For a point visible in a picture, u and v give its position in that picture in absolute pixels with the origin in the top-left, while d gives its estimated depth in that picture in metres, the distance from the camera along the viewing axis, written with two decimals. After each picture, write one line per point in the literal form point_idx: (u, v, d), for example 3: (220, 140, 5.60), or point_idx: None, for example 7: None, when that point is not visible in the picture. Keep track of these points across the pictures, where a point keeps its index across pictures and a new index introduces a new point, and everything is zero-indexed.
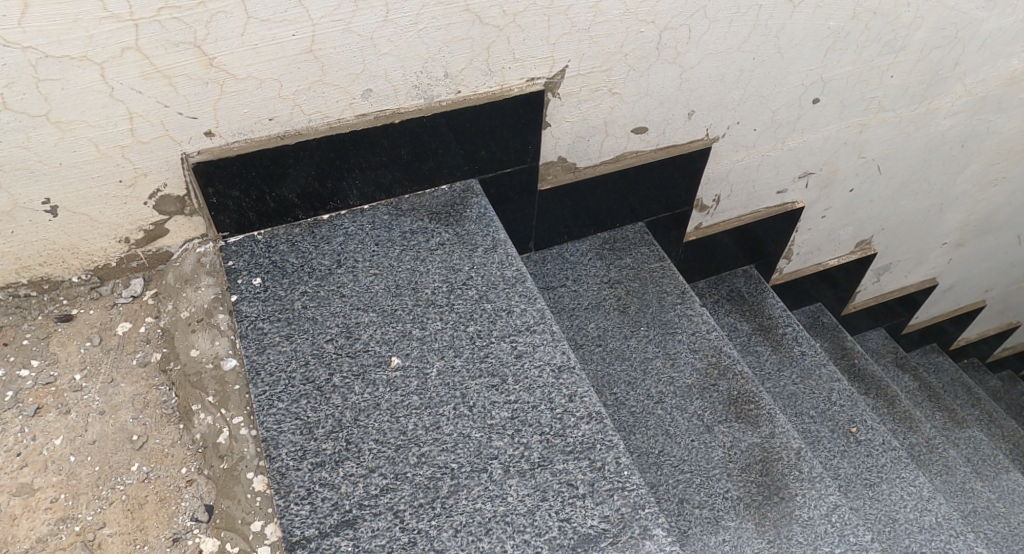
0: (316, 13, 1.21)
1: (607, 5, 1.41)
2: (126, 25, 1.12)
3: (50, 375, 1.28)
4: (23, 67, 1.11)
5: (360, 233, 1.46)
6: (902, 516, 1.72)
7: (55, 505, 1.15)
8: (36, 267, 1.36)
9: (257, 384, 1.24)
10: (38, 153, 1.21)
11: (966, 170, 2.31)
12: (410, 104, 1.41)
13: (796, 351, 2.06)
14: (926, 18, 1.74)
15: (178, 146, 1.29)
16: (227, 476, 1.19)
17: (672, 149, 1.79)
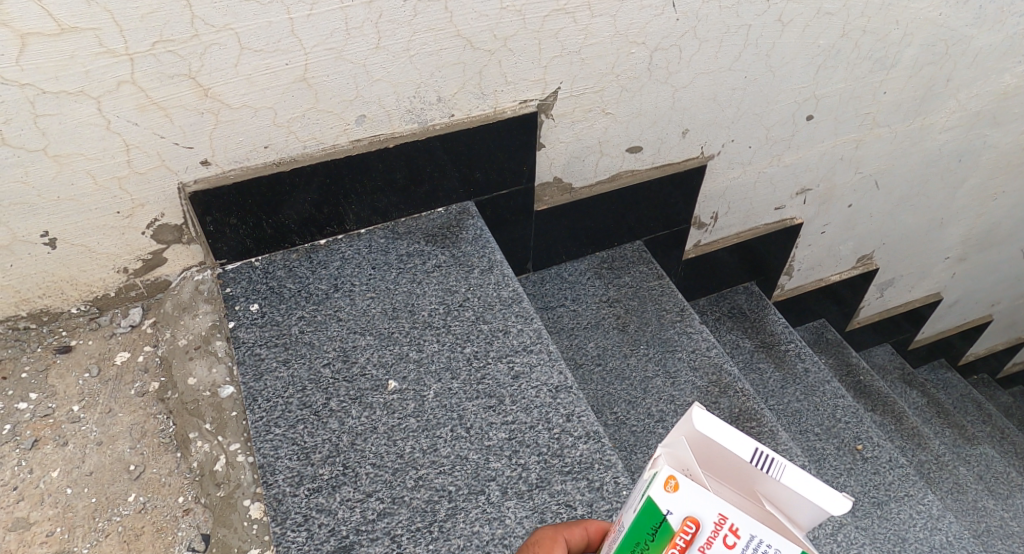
0: (308, 42, 1.23)
1: (597, 28, 1.43)
2: (122, 59, 1.14)
3: (49, 407, 1.29)
4: (21, 103, 1.13)
5: (356, 257, 1.47)
6: (911, 535, 1.65)
7: (51, 538, 1.14)
8: (35, 299, 1.37)
9: (255, 410, 1.24)
10: (36, 187, 1.23)
11: (966, 184, 2.30)
12: (404, 128, 1.42)
13: (799, 368, 2.05)
14: (916, 34, 1.75)
15: (175, 176, 1.31)
16: (224, 504, 1.18)
17: (667, 167, 1.79)
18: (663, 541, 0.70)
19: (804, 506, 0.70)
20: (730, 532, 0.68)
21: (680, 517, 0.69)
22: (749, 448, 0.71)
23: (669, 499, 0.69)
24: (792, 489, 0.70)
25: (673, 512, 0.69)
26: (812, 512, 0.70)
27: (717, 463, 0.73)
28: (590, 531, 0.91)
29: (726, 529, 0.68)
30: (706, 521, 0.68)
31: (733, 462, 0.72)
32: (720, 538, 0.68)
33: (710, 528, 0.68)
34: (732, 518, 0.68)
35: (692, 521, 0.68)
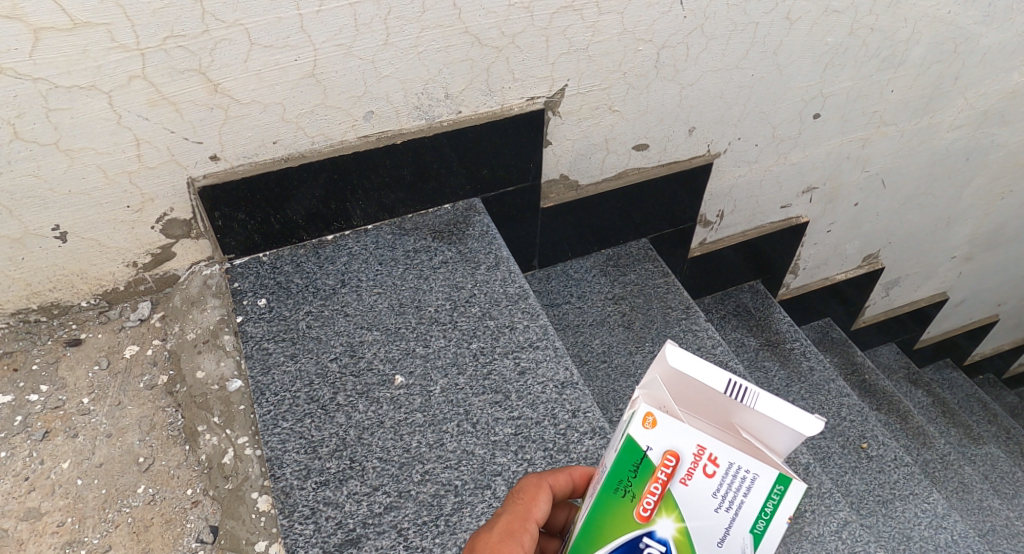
0: (318, 38, 1.24)
1: (605, 25, 1.43)
2: (133, 54, 1.15)
3: (59, 399, 1.30)
4: (33, 97, 1.14)
5: (364, 253, 1.48)
6: (916, 534, 1.64)
7: (62, 528, 1.15)
8: (46, 292, 1.38)
9: (263, 404, 1.25)
10: (48, 181, 1.24)
11: (973, 183, 2.30)
12: (412, 124, 1.43)
13: (804, 366, 2.06)
14: (924, 32, 1.75)
15: (184, 171, 1.31)
16: (232, 496, 1.19)
17: (674, 165, 1.80)
18: (645, 476, 0.76)
19: (778, 430, 0.76)
20: (709, 462, 0.74)
21: (660, 453, 0.75)
22: (724, 379, 0.76)
23: (649, 436, 0.74)
24: (767, 415, 0.75)
25: (653, 449, 0.75)
26: (786, 434, 0.76)
27: (692, 397, 0.78)
28: (574, 477, 0.93)
29: (705, 459, 0.74)
30: (686, 454, 0.74)
31: (709, 394, 0.77)
32: (700, 468, 0.74)
33: (689, 460, 0.74)
34: (711, 449, 0.74)
35: (672, 454, 0.74)
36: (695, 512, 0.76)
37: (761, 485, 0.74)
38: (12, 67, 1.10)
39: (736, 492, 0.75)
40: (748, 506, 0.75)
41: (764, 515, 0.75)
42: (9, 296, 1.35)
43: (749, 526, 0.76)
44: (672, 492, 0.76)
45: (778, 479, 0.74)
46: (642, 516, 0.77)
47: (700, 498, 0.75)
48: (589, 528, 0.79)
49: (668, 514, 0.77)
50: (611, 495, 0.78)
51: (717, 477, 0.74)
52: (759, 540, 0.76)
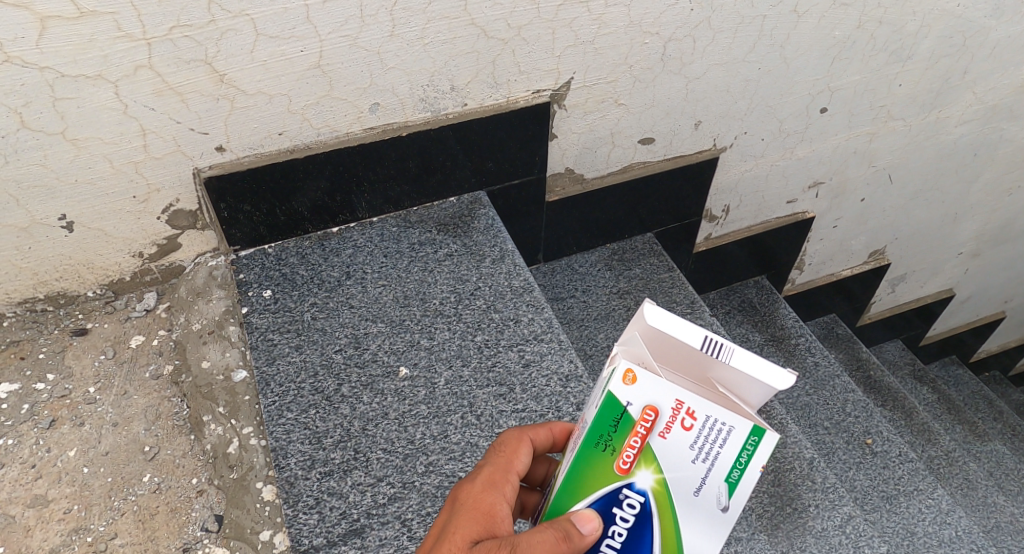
0: (323, 29, 1.23)
1: (612, 18, 1.42)
2: (139, 44, 1.15)
3: (66, 388, 1.31)
4: (40, 86, 1.14)
5: (369, 245, 1.48)
6: (921, 529, 1.64)
7: (69, 516, 1.16)
8: (52, 281, 1.38)
9: (267, 394, 1.26)
10: (55, 170, 1.24)
11: (980, 179, 2.28)
12: (417, 117, 1.43)
13: (809, 362, 2.07)
14: (933, 26, 1.74)
15: (190, 162, 1.32)
16: (237, 485, 1.20)
17: (679, 159, 1.79)
18: (625, 431, 0.78)
19: (752, 385, 0.79)
20: (687, 416, 0.76)
21: (639, 408, 0.76)
22: (701, 336, 0.79)
23: (628, 392, 0.76)
24: (742, 371, 0.79)
25: (633, 405, 0.77)
26: (759, 389, 0.79)
27: (671, 353, 0.81)
28: (555, 432, 0.95)
29: (682, 413, 0.76)
30: (664, 408, 0.76)
31: (687, 350, 0.80)
32: (678, 422, 0.76)
33: (668, 414, 0.76)
34: (688, 403, 0.76)
35: (652, 409, 0.76)
36: (672, 464, 0.78)
37: (737, 437, 0.76)
38: (19, 56, 1.10)
39: (713, 444, 0.76)
40: (724, 457, 0.77)
41: (739, 465, 0.77)
42: (16, 285, 1.36)
43: (724, 476, 0.77)
44: (651, 446, 0.78)
45: (754, 430, 0.75)
46: (621, 469, 0.79)
47: (678, 451, 0.77)
48: (569, 481, 0.81)
49: (647, 467, 0.79)
50: (592, 450, 0.80)
51: (694, 430, 0.76)
52: (733, 489, 0.78)
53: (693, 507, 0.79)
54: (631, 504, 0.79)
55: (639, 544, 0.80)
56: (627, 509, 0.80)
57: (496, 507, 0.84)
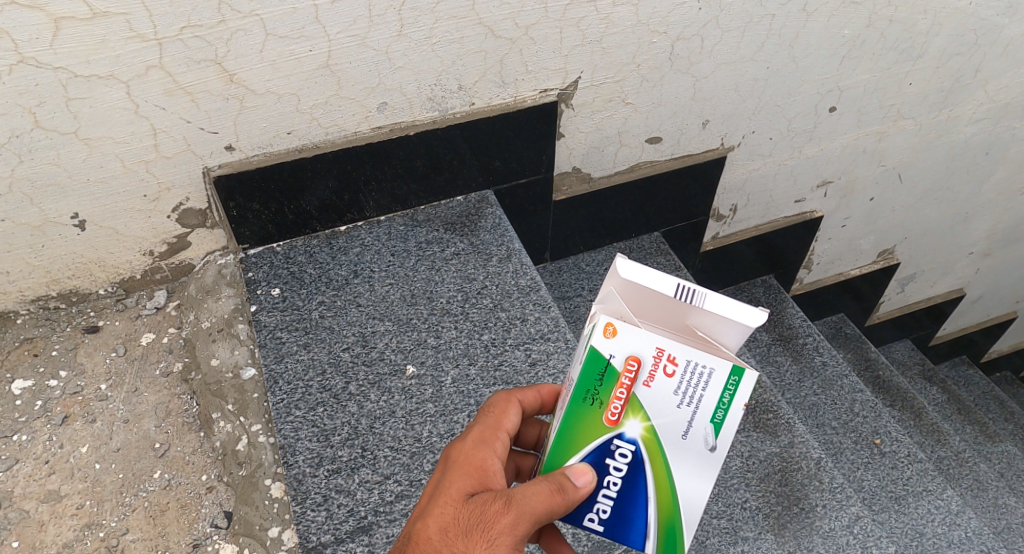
0: (332, 29, 1.24)
1: (620, 17, 1.42)
2: (150, 44, 1.16)
3: (78, 385, 1.32)
4: (53, 86, 1.15)
5: (376, 244, 1.49)
6: (929, 530, 1.62)
7: (81, 511, 1.18)
8: (65, 280, 1.40)
9: (276, 392, 1.27)
10: (67, 169, 1.25)
11: (991, 178, 2.27)
12: (424, 116, 1.43)
13: (817, 362, 2.06)
14: (944, 24, 1.73)
15: (200, 161, 1.33)
16: (246, 482, 1.21)
17: (687, 158, 1.79)
18: (611, 383, 0.83)
19: (726, 326, 0.82)
20: (669, 362, 0.81)
21: (622, 360, 0.82)
22: (674, 284, 0.82)
23: (610, 345, 0.81)
24: (716, 313, 0.81)
25: (616, 356, 0.82)
26: (734, 329, 0.83)
27: (647, 305, 0.84)
28: (542, 393, 0.96)
29: (664, 359, 0.81)
30: (646, 357, 0.81)
31: (662, 299, 0.83)
32: (660, 369, 0.82)
33: (650, 362, 0.81)
34: (669, 350, 0.81)
35: (634, 359, 0.81)
36: (659, 411, 0.83)
37: (718, 378, 0.81)
38: (33, 56, 1.11)
39: (695, 388, 0.81)
40: (708, 398, 0.81)
41: (722, 405, 0.81)
42: (29, 283, 1.37)
43: (708, 417, 0.82)
44: (636, 395, 0.83)
45: (733, 370, 0.80)
46: (611, 421, 0.84)
47: (663, 397, 0.82)
48: (561, 437, 0.85)
49: (635, 416, 0.84)
50: (581, 405, 0.84)
51: (677, 375, 0.82)
52: (719, 429, 0.82)
53: (683, 450, 0.84)
54: (623, 453, 0.85)
55: (634, 489, 0.86)
56: (620, 458, 0.85)
57: (488, 462, 0.86)
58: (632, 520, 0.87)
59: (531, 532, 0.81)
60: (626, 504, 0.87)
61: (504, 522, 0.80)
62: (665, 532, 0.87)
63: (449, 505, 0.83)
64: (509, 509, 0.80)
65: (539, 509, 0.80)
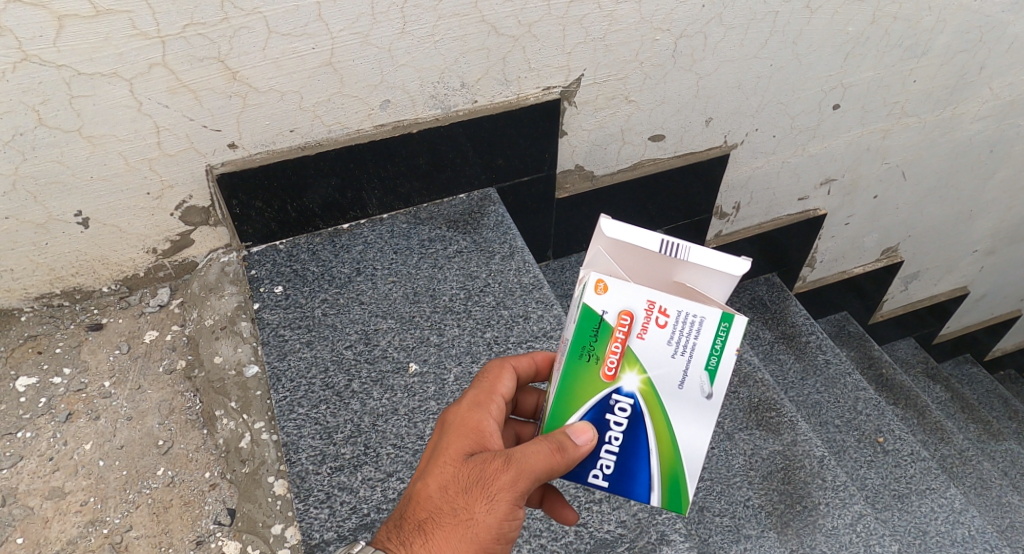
0: (335, 27, 1.24)
1: (622, 14, 1.42)
2: (154, 42, 1.16)
3: (82, 382, 1.32)
4: (57, 84, 1.16)
5: (379, 242, 1.49)
6: (932, 528, 1.62)
7: (85, 508, 1.18)
8: (68, 277, 1.40)
9: (279, 390, 1.27)
10: (71, 167, 1.25)
11: (996, 176, 2.26)
12: (427, 114, 1.43)
13: (820, 359, 2.05)
14: (948, 21, 1.72)
15: (203, 159, 1.33)
16: (249, 480, 1.21)
17: (689, 156, 1.79)
18: (605, 338, 0.85)
19: (712, 277, 0.85)
20: (660, 314, 0.84)
21: (615, 314, 0.84)
22: (657, 240, 0.84)
23: (602, 301, 0.84)
24: (701, 265, 0.84)
25: (609, 312, 0.84)
26: (719, 280, 0.85)
27: (634, 262, 0.86)
28: (536, 360, 1.01)
29: (656, 311, 0.84)
30: (638, 310, 0.84)
31: (647, 256, 0.85)
32: (653, 321, 0.84)
33: (642, 315, 0.84)
34: (659, 302, 0.83)
35: (626, 313, 0.84)
36: (654, 362, 0.85)
37: (709, 325, 0.83)
38: (37, 54, 1.12)
39: (688, 337, 0.83)
40: (700, 346, 0.83)
41: (715, 352, 0.83)
42: (33, 281, 1.38)
43: (703, 364, 0.84)
44: (632, 348, 0.85)
45: (723, 317, 0.82)
46: (608, 376, 0.86)
47: (657, 348, 0.84)
48: (561, 395, 0.87)
49: (631, 369, 0.85)
50: (577, 362, 0.86)
51: (669, 326, 0.84)
52: (714, 376, 0.84)
53: (680, 400, 0.86)
54: (622, 408, 0.87)
55: (635, 442, 0.88)
56: (619, 413, 0.87)
57: (485, 423, 0.90)
58: (636, 472, 0.89)
59: (532, 487, 0.85)
60: (628, 457, 0.89)
61: (504, 479, 0.85)
62: (669, 482, 0.89)
63: (449, 465, 0.88)
64: (509, 467, 0.85)
65: (539, 468, 0.83)
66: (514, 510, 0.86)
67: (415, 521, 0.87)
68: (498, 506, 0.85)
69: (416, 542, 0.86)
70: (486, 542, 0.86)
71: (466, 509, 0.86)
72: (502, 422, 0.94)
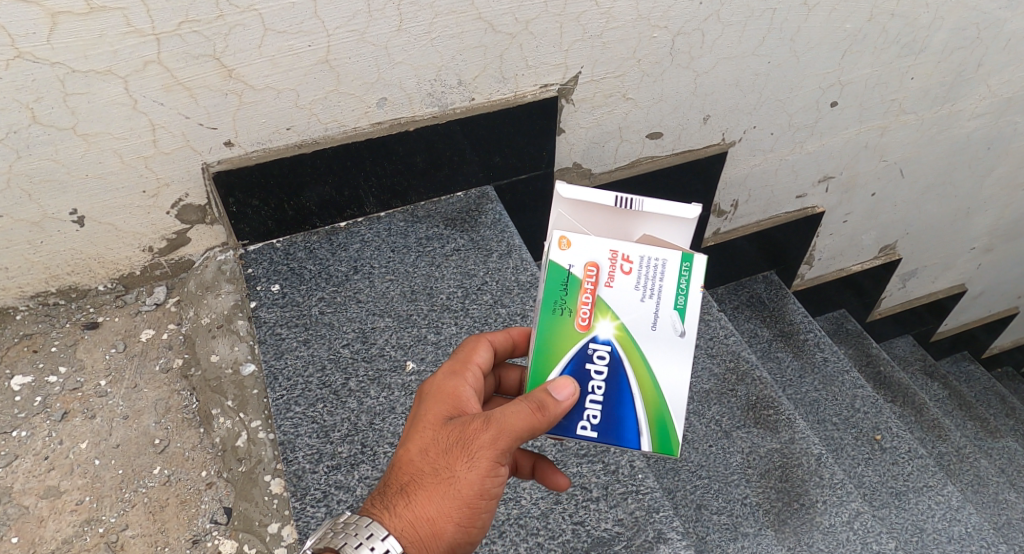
0: (331, 24, 1.23)
1: (620, 11, 1.41)
2: (148, 39, 1.15)
3: (77, 381, 1.32)
4: (51, 81, 1.15)
5: (376, 240, 1.49)
6: (930, 526, 1.64)
7: (81, 507, 1.18)
8: (64, 276, 1.40)
9: (275, 388, 1.27)
10: (66, 165, 1.25)
11: (994, 173, 2.26)
12: (424, 111, 1.43)
13: (818, 357, 2.05)
14: (946, 18, 1.72)
15: (199, 157, 1.32)
16: (245, 478, 1.21)
17: (687, 154, 1.78)
18: (575, 291, 0.90)
19: (666, 223, 0.94)
20: (624, 261, 0.91)
21: (582, 267, 0.90)
22: (611, 197, 0.94)
23: (567, 256, 0.90)
24: (655, 212, 0.94)
25: (576, 265, 0.90)
26: (672, 226, 0.95)
27: (593, 220, 0.96)
28: (513, 335, 1.02)
29: (620, 259, 0.91)
30: (603, 261, 0.90)
31: (604, 212, 0.95)
32: (618, 268, 0.90)
33: (607, 264, 0.90)
34: (622, 250, 0.91)
35: (592, 264, 0.90)
36: (625, 308, 0.90)
37: (671, 266, 0.90)
38: (30, 51, 1.11)
39: (653, 279, 0.90)
40: (666, 286, 0.90)
41: (681, 291, 0.90)
42: (28, 279, 1.37)
43: (671, 304, 0.90)
44: (602, 297, 0.90)
45: (682, 257, 0.90)
46: (582, 326, 0.90)
47: (626, 294, 0.90)
48: (540, 350, 0.90)
49: (604, 317, 0.90)
50: (552, 317, 0.90)
51: (633, 272, 0.91)
52: (684, 314, 0.90)
53: (656, 342, 0.90)
54: (601, 355, 0.90)
55: (618, 388, 0.90)
56: (599, 361, 0.90)
57: (462, 389, 0.93)
58: (623, 419, 0.90)
59: (513, 446, 0.87)
60: (612, 404, 0.90)
61: (484, 437, 0.87)
62: (656, 424, 0.90)
63: (429, 429, 0.91)
64: (489, 427, 0.87)
65: (519, 427, 0.85)
66: (496, 466, 0.88)
67: (399, 483, 0.90)
68: (479, 465, 0.87)
69: (400, 503, 0.88)
70: (470, 499, 0.89)
71: (448, 468, 0.89)
72: (480, 390, 0.96)
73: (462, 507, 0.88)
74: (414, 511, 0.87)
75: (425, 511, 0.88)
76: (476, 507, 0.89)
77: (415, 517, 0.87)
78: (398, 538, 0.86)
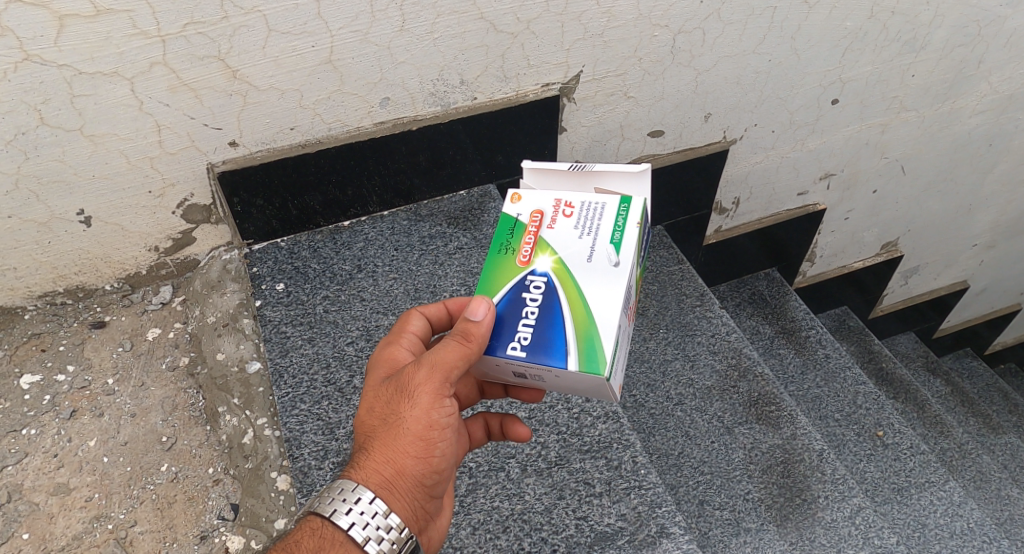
0: (334, 25, 1.25)
1: (621, 10, 1.42)
2: (154, 41, 1.17)
3: (85, 380, 1.33)
4: (59, 83, 1.16)
5: (379, 239, 1.51)
6: (932, 521, 1.64)
7: (90, 504, 1.19)
8: (71, 275, 1.41)
9: (281, 386, 1.29)
10: (72, 166, 1.26)
11: (996, 169, 2.26)
12: (427, 110, 1.43)
13: (820, 354, 2.05)
14: (946, 15, 1.72)
15: (204, 157, 1.33)
16: (252, 475, 1.22)
17: (689, 151, 1.79)
18: (520, 235, 0.99)
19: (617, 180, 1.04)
20: (566, 208, 0.99)
21: (527, 215, 1.00)
22: (566, 165, 1.07)
23: (516, 208, 1.01)
24: (604, 171, 1.05)
25: (522, 214, 1.00)
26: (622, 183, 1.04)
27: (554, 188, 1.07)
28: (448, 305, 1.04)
29: (562, 206, 1.00)
30: (547, 208, 1.00)
31: (563, 177, 1.07)
32: (560, 213, 0.99)
33: (551, 211, 1.00)
34: (565, 199, 1.00)
35: (537, 212, 1.00)
36: (563, 244, 0.97)
37: (610, 208, 0.98)
38: (38, 54, 1.12)
39: (592, 220, 0.98)
40: (604, 224, 0.97)
41: (618, 227, 0.96)
42: (36, 279, 1.39)
43: (607, 238, 0.96)
44: (544, 237, 0.98)
45: (620, 200, 0.98)
46: (523, 261, 0.97)
47: (566, 233, 0.97)
48: (483, 284, 0.97)
49: (544, 253, 0.97)
50: (497, 258, 0.99)
51: (574, 215, 0.99)
52: (618, 247, 0.95)
53: (591, 272, 0.94)
54: (537, 285, 0.95)
55: (550, 313, 0.93)
56: (534, 290, 0.95)
57: (398, 353, 0.99)
58: (551, 341, 0.92)
59: (451, 377, 0.91)
60: (543, 328, 0.93)
61: (421, 377, 0.91)
62: (585, 344, 0.91)
63: (373, 390, 0.95)
64: (422, 365, 0.91)
65: (452, 359, 0.89)
66: (439, 399, 0.91)
67: (359, 443, 0.94)
68: (422, 400, 0.91)
69: (361, 457, 0.92)
70: (422, 436, 0.91)
71: (396, 415, 0.92)
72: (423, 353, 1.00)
73: (418, 444, 0.91)
74: (372, 459, 0.91)
75: (384, 456, 0.91)
76: (431, 441, 0.92)
77: (375, 465, 0.90)
78: (365, 485, 0.89)
